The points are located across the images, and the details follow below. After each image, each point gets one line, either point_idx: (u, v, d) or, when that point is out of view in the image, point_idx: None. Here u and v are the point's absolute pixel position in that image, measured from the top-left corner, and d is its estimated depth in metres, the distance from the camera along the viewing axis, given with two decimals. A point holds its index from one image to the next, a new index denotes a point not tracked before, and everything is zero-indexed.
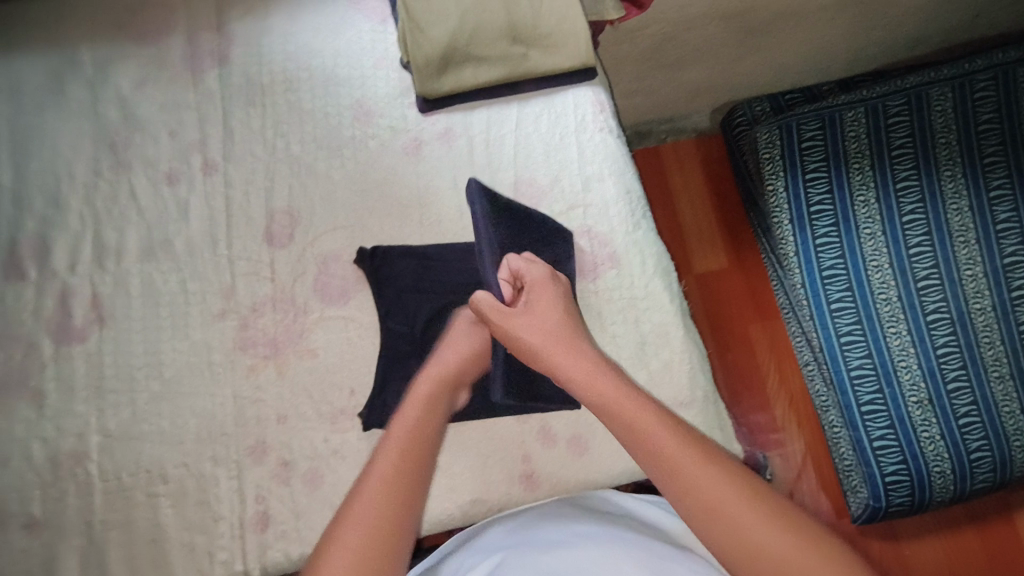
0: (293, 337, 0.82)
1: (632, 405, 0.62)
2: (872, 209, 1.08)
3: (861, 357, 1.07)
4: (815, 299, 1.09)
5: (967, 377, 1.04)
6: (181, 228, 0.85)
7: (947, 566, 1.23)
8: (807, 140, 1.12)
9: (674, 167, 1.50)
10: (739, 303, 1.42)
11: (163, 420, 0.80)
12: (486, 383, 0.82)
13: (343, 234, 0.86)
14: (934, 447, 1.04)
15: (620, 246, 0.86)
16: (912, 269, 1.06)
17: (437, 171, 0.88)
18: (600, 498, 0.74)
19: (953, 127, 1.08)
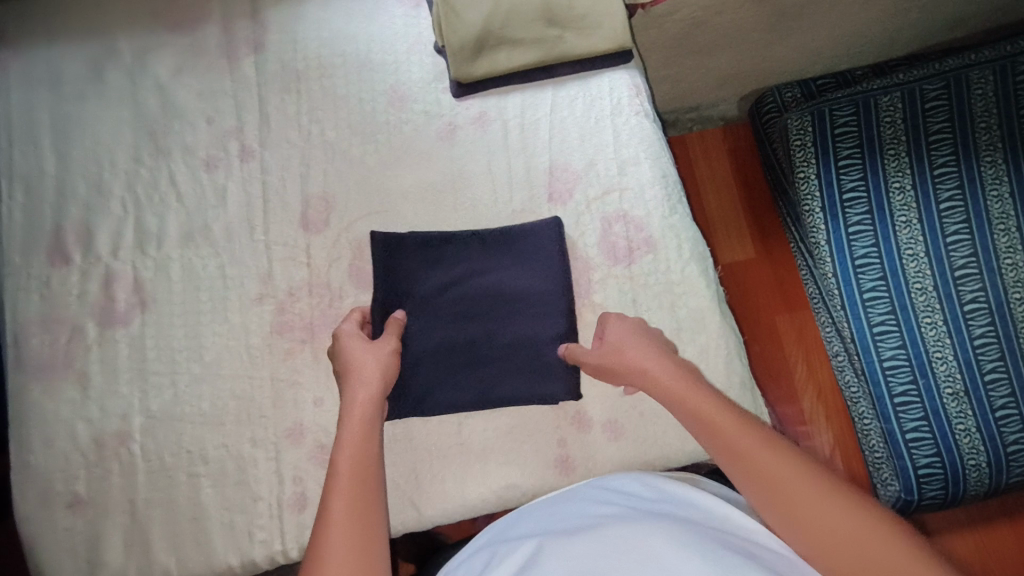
0: (330, 321, 0.83)
1: (698, 395, 0.67)
2: (908, 196, 1.05)
3: (894, 348, 1.04)
4: (847, 288, 1.06)
5: (1005, 369, 1.00)
6: (219, 213, 0.86)
7: (979, 561, 1.20)
8: (841, 125, 1.09)
9: (701, 155, 1.48)
10: (767, 293, 1.40)
11: (203, 402, 0.81)
12: (507, 373, 0.81)
13: (378, 219, 0.86)
14: (969, 440, 1.01)
15: (655, 230, 0.85)
16: (949, 258, 1.02)
17: (471, 156, 0.88)
18: (635, 480, 0.71)
19: (994, 111, 1.04)
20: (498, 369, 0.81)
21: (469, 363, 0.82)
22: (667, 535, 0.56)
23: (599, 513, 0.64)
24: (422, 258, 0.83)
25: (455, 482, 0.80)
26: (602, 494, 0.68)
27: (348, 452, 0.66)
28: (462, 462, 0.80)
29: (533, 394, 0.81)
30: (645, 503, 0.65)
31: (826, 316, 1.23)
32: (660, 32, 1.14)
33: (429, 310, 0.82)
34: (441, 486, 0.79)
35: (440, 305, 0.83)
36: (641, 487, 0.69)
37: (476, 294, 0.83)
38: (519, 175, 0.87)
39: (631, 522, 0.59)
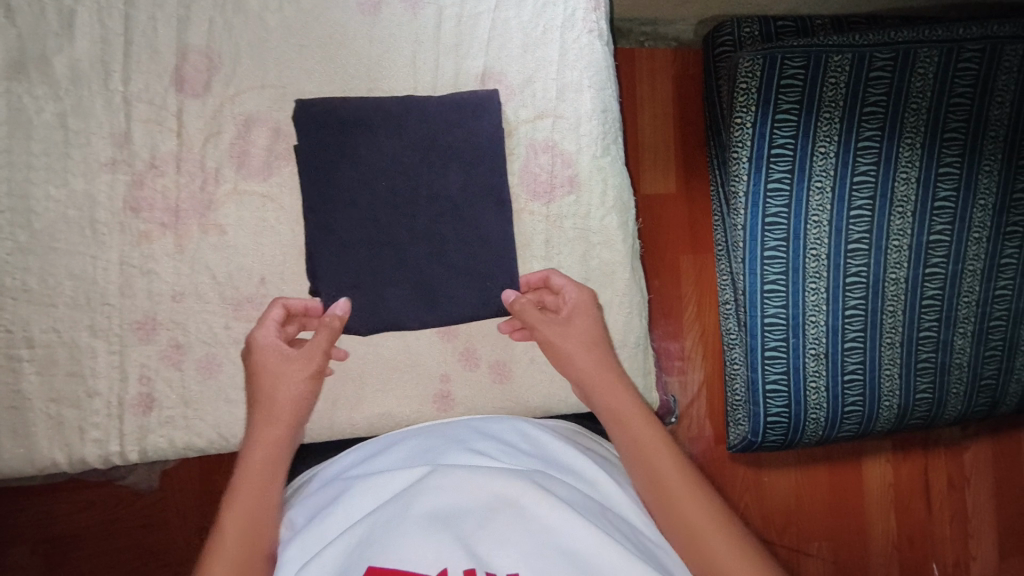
0: (199, 206, 0.71)
1: (601, 371, 0.68)
2: (829, 162, 1.03)
3: (777, 307, 1.06)
4: (751, 244, 1.05)
5: (863, 339, 1.07)
6: (63, 45, 0.68)
7: (795, 496, 1.31)
8: (788, 77, 1.02)
9: (644, 75, 1.36)
10: (676, 232, 1.38)
11: (30, 276, 0.68)
12: (414, 292, 0.73)
13: (271, 95, 0.72)
14: (817, 396, 1.09)
15: (583, 169, 0.78)
16: (848, 231, 1.04)
17: (394, 40, 0.75)
18: (510, 424, 0.68)
19: (928, 95, 1.02)
20: (411, 280, 0.73)
21: (367, 281, 0.72)
22: (548, 501, 0.54)
23: (481, 460, 0.61)
24: (336, 133, 0.72)
25: (325, 404, 0.74)
26: (482, 439, 0.65)
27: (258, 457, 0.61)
28: (334, 385, 0.74)
29: (435, 317, 0.74)
30: (526, 458, 0.62)
31: (726, 265, 1.23)
32: None
33: (353, 197, 0.72)
34: None
35: (367, 196, 0.72)
36: (519, 437, 0.66)
37: (409, 188, 0.73)
38: (446, 79, 0.76)
39: (513, 481, 0.56)
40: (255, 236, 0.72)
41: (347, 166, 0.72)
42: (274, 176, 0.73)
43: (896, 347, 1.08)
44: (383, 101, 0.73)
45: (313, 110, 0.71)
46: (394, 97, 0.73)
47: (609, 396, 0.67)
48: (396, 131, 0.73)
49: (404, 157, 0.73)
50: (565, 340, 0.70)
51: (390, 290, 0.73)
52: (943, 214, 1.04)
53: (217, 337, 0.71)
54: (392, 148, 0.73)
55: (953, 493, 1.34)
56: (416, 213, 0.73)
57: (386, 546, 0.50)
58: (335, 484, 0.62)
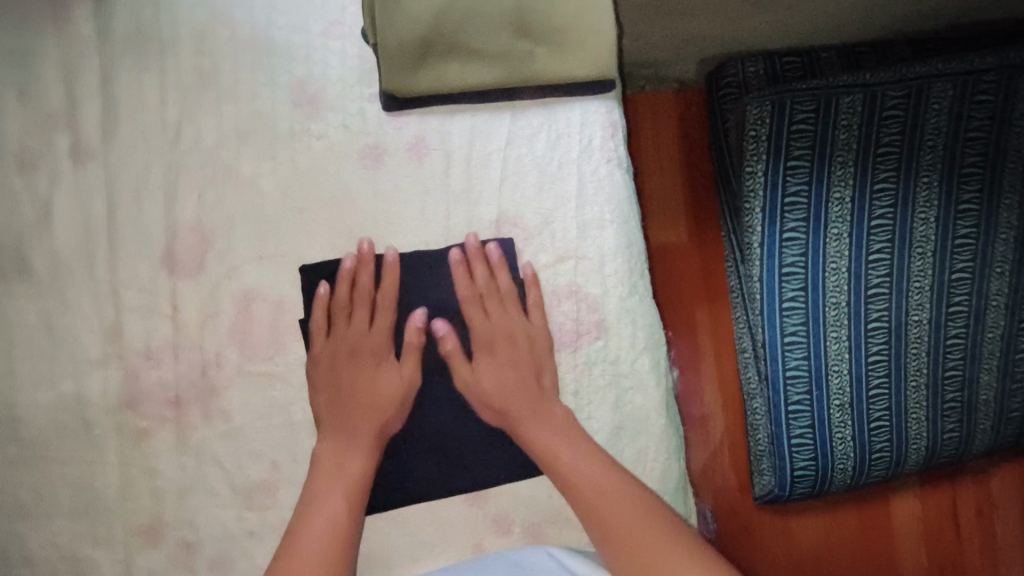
0: (201, 394, 0.65)
1: (572, 453, 0.66)
2: (845, 208, 0.97)
3: (798, 358, 1.01)
4: (769, 295, 1.00)
5: (887, 386, 1.00)
6: (41, 236, 0.63)
7: (824, 542, 1.23)
8: (798, 123, 0.97)
9: (648, 122, 1.29)
10: (689, 280, 1.28)
11: (24, 490, 0.63)
12: (439, 465, 0.70)
13: (272, 265, 0.66)
14: (843, 446, 1.02)
15: (611, 312, 0.72)
16: (866, 276, 0.98)
17: (398, 194, 0.69)
18: (537, 550, 0.68)
19: (944, 130, 0.95)
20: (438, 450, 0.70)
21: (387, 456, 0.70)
22: None
23: None
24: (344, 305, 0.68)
25: None
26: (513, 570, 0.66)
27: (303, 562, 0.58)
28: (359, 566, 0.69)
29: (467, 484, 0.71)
30: None
31: (742, 314, 1.15)
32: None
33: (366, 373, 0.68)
34: None
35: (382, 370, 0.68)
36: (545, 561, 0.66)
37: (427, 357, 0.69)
38: (458, 227, 0.70)
39: None
40: (263, 419, 0.66)
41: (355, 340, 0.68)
42: (280, 354, 0.67)
43: (922, 390, 1.00)
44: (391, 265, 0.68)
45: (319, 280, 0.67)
46: (403, 259, 0.69)
47: (588, 484, 0.64)
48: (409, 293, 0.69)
49: (417, 322, 0.69)
50: (558, 440, 0.67)
51: (415, 465, 0.70)
52: (964, 251, 0.97)
53: (230, 533, 0.66)
54: (404, 313, 0.69)
55: (986, 525, 1.24)
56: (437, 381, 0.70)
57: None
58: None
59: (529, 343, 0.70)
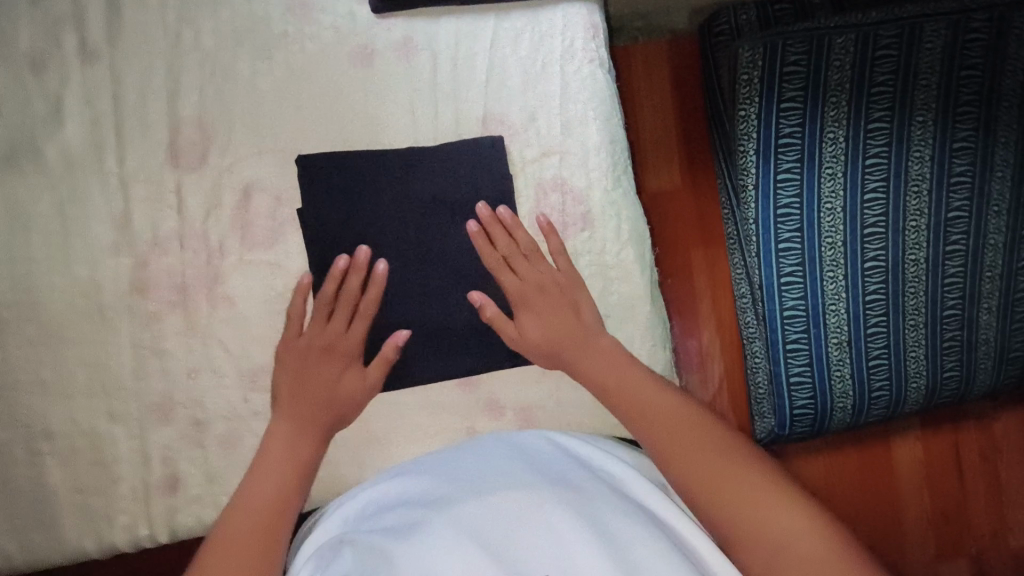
0: (206, 281, 0.70)
1: (604, 355, 0.69)
2: (839, 148, 0.97)
3: (795, 298, 1.01)
4: (764, 236, 1.01)
5: (886, 324, 1.01)
6: (53, 131, 0.67)
7: (824, 481, 1.18)
8: (791, 64, 0.97)
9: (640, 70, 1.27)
10: (685, 226, 1.28)
11: (43, 369, 0.67)
12: (435, 351, 0.73)
13: (271, 160, 0.70)
14: (842, 384, 1.03)
15: (595, 205, 0.76)
16: (862, 216, 0.98)
17: (389, 91, 0.72)
18: (539, 434, 0.70)
19: (938, 69, 0.96)
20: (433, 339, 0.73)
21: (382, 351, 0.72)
22: (564, 506, 0.57)
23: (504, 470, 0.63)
24: (339, 196, 0.70)
25: (350, 465, 0.73)
26: (510, 449, 0.67)
27: (259, 495, 0.60)
28: (359, 444, 0.73)
29: (462, 368, 0.74)
30: (555, 463, 0.64)
31: (738, 258, 1.18)
32: None
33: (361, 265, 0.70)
34: (335, 470, 0.73)
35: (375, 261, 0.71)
36: (544, 443, 0.68)
37: (422, 249, 0.72)
38: (447, 123, 0.73)
39: (533, 490, 0.59)
40: (265, 305, 0.70)
41: (350, 230, 0.70)
42: (280, 243, 0.70)
43: (920, 329, 1.01)
44: (385, 157, 0.71)
45: (315, 171, 0.70)
46: (397, 153, 0.71)
47: (612, 379, 0.67)
48: (402, 186, 0.71)
49: (411, 215, 0.72)
50: (603, 365, 0.68)
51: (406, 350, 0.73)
52: (961, 189, 0.97)
53: (236, 411, 0.70)
54: (395, 205, 0.71)
55: (986, 466, 1.20)
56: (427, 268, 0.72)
57: (411, 557, 0.53)
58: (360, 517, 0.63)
59: (560, 287, 0.72)
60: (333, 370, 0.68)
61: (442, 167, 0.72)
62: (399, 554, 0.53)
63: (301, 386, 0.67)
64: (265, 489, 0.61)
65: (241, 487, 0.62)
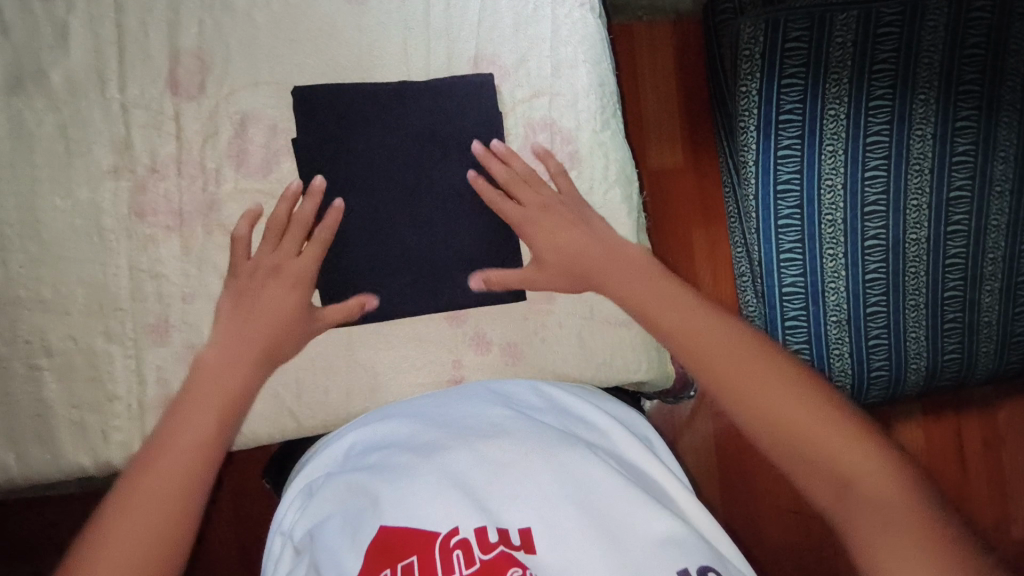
0: (202, 207, 0.72)
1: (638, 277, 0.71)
2: (840, 124, 0.97)
3: (794, 274, 1.01)
4: (764, 212, 1.01)
5: (886, 303, 1.00)
6: (59, 56, 0.69)
7: None
8: (792, 40, 0.98)
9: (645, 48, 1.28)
10: (687, 206, 1.29)
11: (43, 287, 0.69)
12: (425, 286, 0.75)
13: (267, 91, 0.72)
14: (841, 363, 1.02)
15: (583, 145, 0.77)
16: (863, 193, 0.98)
17: (384, 29, 0.75)
18: (524, 383, 0.67)
19: (940, 47, 0.96)
20: (424, 272, 0.75)
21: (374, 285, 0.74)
22: (554, 461, 0.54)
23: (491, 420, 0.60)
24: (332, 128, 0.72)
25: (338, 394, 0.74)
26: (498, 397, 0.64)
27: (179, 447, 0.61)
28: (348, 375, 0.74)
29: (450, 304, 0.75)
30: (544, 418, 0.62)
31: (740, 237, 1.17)
32: None
33: (353, 196, 0.73)
34: (323, 399, 0.74)
35: (367, 193, 0.73)
36: (532, 395, 0.65)
37: (413, 183, 0.74)
38: (439, 61, 0.76)
39: (523, 442, 0.56)
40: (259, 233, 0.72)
41: (342, 161, 0.73)
42: (274, 172, 0.73)
43: (921, 309, 1.01)
44: (378, 90, 0.73)
45: (310, 103, 0.72)
46: (390, 86, 0.74)
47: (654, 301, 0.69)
48: (394, 120, 0.73)
49: (404, 148, 0.74)
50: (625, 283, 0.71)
51: (394, 281, 0.74)
52: (963, 168, 0.97)
53: None
54: (387, 139, 0.74)
55: (988, 453, 1.19)
56: (416, 197, 0.74)
57: (398, 502, 0.51)
58: (353, 455, 0.61)
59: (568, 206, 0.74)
60: (281, 291, 0.70)
61: (434, 104, 0.74)
62: (387, 499, 0.52)
63: (231, 328, 0.69)
64: (191, 423, 0.63)
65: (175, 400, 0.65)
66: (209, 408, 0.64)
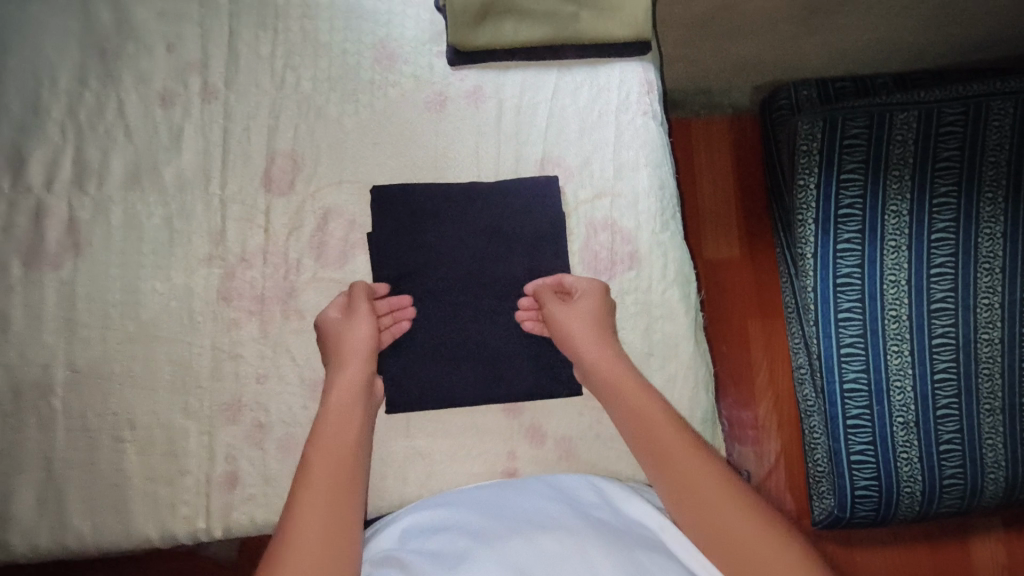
0: (282, 293, 0.77)
1: (644, 399, 0.67)
2: (902, 222, 0.97)
3: (857, 371, 0.98)
4: (823, 306, 1.00)
5: (958, 406, 0.96)
6: (172, 157, 0.78)
7: None
8: (851, 137, 0.99)
9: (701, 145, 1.32)
10: (743, 297, 1.28)
11: (135, 363, 0.75)
12: (486, 377, 0.77)
13: (349, 190, 0.78)
14: (909, 467, 0.98)
15: (642, 245, 0.79)
16: (929, 290, 0.96)
17: (458, 134, 0.80)
18: (581, 477, 0.67)
19: (1008, 146, 0.95)
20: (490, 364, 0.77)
21: (433, 377, 0.76)
22: (610, 557, 0.53)
23: (546, 514, 0.60)
24: (405, 223, 0.78)
25: (393, 480, 0.75)
26: (552, 491, 0.64)
27: (312, 498, 0.59)
28: (406, 461, 0.76)
29: (508, 395, 0.77)
30: (599, 513, 0.61)
31: (797, 327, 1.15)
32: (683, 11, 1.01)
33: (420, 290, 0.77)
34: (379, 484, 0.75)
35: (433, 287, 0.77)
36: (589, 491, 0.65)
37: (478, 277, 0.78)
38: (508, 164, 0.80)
39: (579, 536, 0.56)
40: None
41: (413, 254, 0.78)
42: (350, 265, 0.78)
43: (997, 414, 0.95)
44: (448, 188, 0.79)
45: (386, 198, 0.78)
46: (459, 185, 0.79)
47: (655, 435, 0.64)
48: (462, 219, 0.78)
49: (471, 243, 0.78)
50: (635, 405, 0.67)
51: (454, 369, 0.77)
52: None
53: (295, 417, 0.75)
54: (455, 236, 0.78)
55: None
56: (479, 287, 0.78)
57: None
58: (409, 538, 0.62)
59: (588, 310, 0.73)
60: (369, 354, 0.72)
61: (502, 204, 0.79)
62: None
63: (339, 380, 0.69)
64: (325, 462, 0.62)
65: (315, 435, 0.65)
66: (336, 463, 0.63)
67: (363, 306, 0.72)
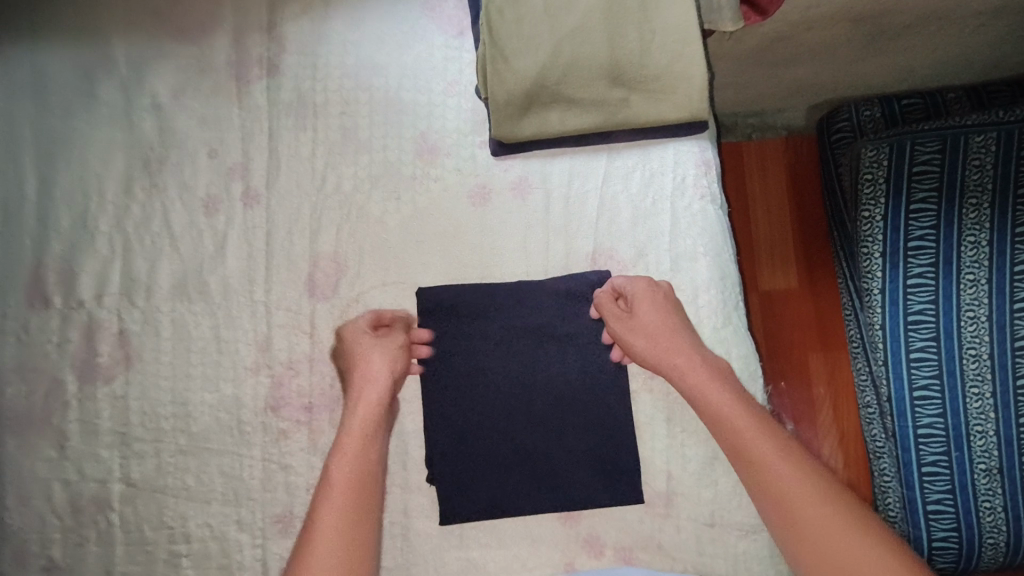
0: (330, 401, 0.75)
1: (732, 405, 0.65)
2: (981, 253, 0.88)
3: (932, 415, 0.89)
4: (893, 345, 0.90)
5: None
6: (217, 265, 0.77)
7: None
8: (921, 164, 0.90)
9: (755, 170, 1.20)
10: (802, 330, 1.16)
11: (188, 476, 0.74)
12: (541, 484, 0.73)
13: (393, 292, 0.76)
14: (993, 517, 0.88)
15: (703, 343, 0.74)
16: (1013, 326, 0.87)
17: (505, 228, 0.77)
18: None
19: None
20: (544, 469, 0.73)
21: (480, 483, 0.73)
22: None
23: None
24: (453, 329, 0.76)
25: None
26: None
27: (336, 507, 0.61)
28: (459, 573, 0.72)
29: (564, 503, 0.73)
30: None
31: (863, 362, 1.05)
32: (736, 45, 0.92)
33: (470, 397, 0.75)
34: None
35: (483, 394, 0.74)
36: None
37: (529, 381, 0.75)
38: (557, 258, 0.77)
39: None
40: None
41: (461, 359, 0.75)
42: None
43: None
44: (496, 290, 0.76)
45: (433, 302, 0.75)
46: (507, 286, 0.76)
47: (744, 442, 0.63)
48: (512, 322, 0.75)
49: (520, 347, 0.75)
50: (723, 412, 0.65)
51: (508, 475, 0.73)
52: None
53: None
54: (504, 338, 0.75)
55: None
56: (529, 390, 0.75)
57: None
58: None
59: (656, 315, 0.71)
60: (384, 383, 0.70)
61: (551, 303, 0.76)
62: None
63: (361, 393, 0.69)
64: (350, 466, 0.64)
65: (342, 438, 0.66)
66: (359, 468, 0.64)
67: (397, 337, 0.73)
